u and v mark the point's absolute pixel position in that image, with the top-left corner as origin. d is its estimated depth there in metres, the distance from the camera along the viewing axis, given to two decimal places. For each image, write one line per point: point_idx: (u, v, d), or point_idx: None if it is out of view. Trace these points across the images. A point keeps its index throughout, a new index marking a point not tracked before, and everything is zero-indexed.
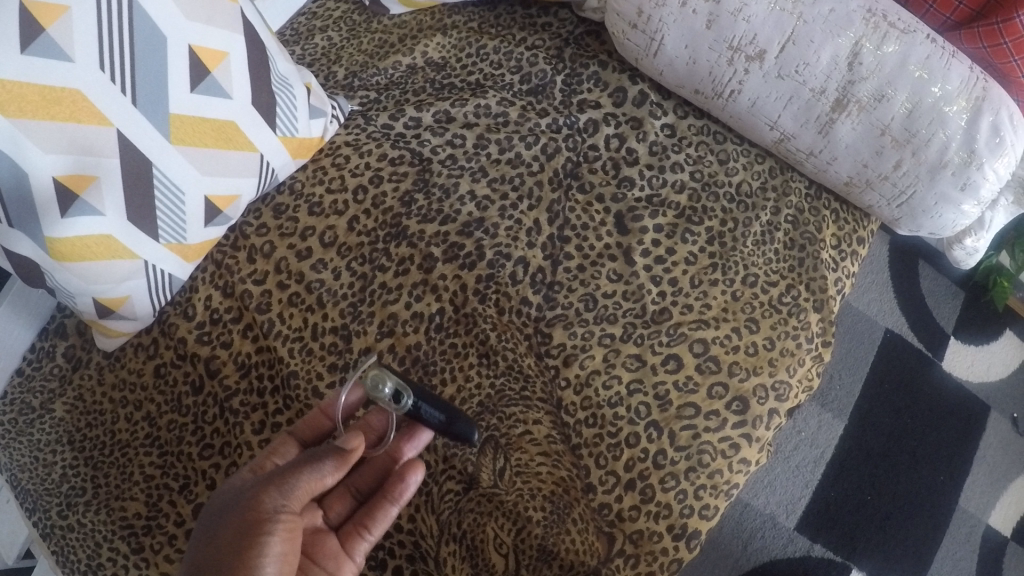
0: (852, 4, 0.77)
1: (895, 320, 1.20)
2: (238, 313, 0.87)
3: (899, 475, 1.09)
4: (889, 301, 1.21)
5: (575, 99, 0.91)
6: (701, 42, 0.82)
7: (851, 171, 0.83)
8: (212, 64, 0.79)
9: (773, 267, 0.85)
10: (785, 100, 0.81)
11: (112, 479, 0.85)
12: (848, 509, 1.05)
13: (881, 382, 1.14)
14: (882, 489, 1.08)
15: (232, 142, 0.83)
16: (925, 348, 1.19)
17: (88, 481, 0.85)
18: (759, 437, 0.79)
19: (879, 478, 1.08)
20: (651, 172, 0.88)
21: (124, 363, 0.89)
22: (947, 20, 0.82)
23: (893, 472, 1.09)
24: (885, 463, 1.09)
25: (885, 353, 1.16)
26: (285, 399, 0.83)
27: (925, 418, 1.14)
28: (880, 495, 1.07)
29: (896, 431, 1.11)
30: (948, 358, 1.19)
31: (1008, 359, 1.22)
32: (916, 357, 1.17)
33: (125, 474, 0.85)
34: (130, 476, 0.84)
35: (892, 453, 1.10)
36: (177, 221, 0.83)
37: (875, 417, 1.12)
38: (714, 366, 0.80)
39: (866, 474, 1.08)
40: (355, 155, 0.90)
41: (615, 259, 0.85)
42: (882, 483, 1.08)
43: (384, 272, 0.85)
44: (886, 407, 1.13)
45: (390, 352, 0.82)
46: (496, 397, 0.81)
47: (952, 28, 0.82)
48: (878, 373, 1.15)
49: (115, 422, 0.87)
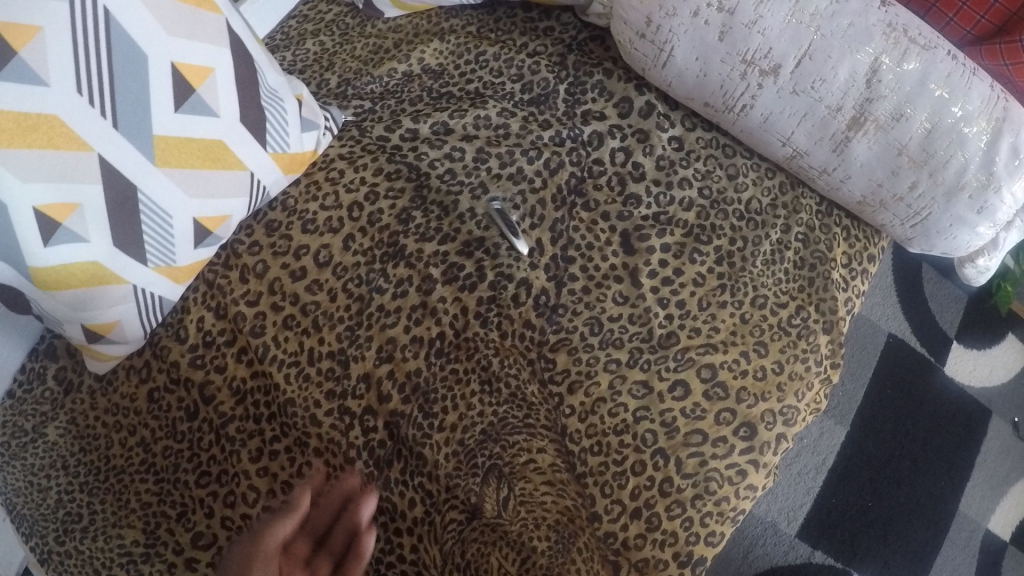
0: (872, 18, 0.73)
1: (897, 325, 1.22)
2: (232, 336, 0.84)
3: (900, 481, 1.12)
4: (892, 306, 1.23)
5: (578, 110, 0.89)
6: (713, 55, 0.78)
7: (865, 191, 0.80)
8: (196, 81, 0.75)
9: (782, 287, 0.84)
10: (800, 117, 0.78)
11: (108, 506, 0.83)
12: (849, 516, 1.08)
13: (884, 388, 1.16)
14: (882, 495, 1.10)
15: (220, 161, 0.79)
16: (927, 354, 1.21)
17: (84, 507, 0.83)
18: (766, 462, 0.78)
19: (879, 484, 1.11)
20: (658, 188, 0.86)
21: (117, 388, 0.86)
22: (966, 35, 0.79)
23: (893, 479, 1.11)
24: (886, 469, 1.12)
25: (886, 359, 1.19)
26: (282, 427, 0.81)
27: (926, 423, 1.16)
28: (880, 500, 1.10)
29: (897, 438, 1.14)
30: (950, 363, 1.21)
31: (1010, 361, 1.24)
32: (919, 363, 1.20)
33: (122, 502, 0.83)
34: (126, 504, 0.83)
35: (893, 460, 1.12)
36: (165, 244, 0.79)
37: (877, 423, 1.14)
38: (722, 392, 0.79)
39: (867, 480, 1.10)
40: (350, 169, 0.88)
41: (620, 280, 0.83)
42: (882, 490, 1.10)
43: (382, 294, 0.83)
44: (887, 414, 1.15)
45: (389, 379, 0.80)
46: (499, 425, 0.79)
47: (972, 43, 0.79)
48: (880, 379, 1.17)
49: (110, 447, 0.85)
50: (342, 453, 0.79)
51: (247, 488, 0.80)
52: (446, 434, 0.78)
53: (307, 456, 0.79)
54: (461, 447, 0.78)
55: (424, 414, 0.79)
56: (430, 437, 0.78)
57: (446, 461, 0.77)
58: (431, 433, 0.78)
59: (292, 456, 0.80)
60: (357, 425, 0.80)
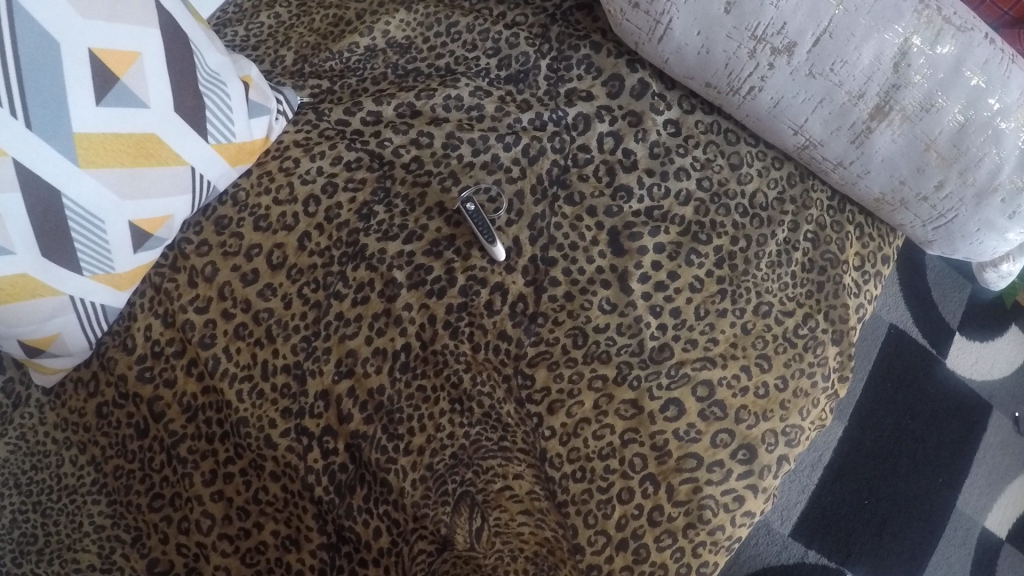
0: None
1: (899, 315, 1.14)
2: (182, 346, 0.77)
3: (898, 478, 1.04)
4: (893, 295, 1.15)
5: (562, 89, 0.79)
6: (718, 30, 0.69)
7: (885, 188, 0.73)
8: (120, 69, 0.66)
9: (789, 292, 0.75)
10: (816, 103, 0.70)
11: (62, 528, 0.76)
12: (845, 514, 1.01)
13: (884, 381, 1.09)
14: (881, 493, 1.03)
15: (155, 157, 0.70)
16: (928, 346, 1.12)
17: (39, 528, 0.76)
18: (766, 487, 0.71)
19: (876, 481, 1.03)
20: (651, 179, 0.76)
21: (65, 402, 0.80)
22: (1005, 15, 0.73)
23: (891, 475, 1.04)
24: (884, 464, 1.04)
25: (888, 351, 1.11)
26: (236, 447, 0.75)
27: (927, 417, 1.08)
28: (878, 498, 1.03)
29: (896, 432, 1.06)
30: (951, 356, 1.13)
31: (1012, 354, 1.16)
32: (920, 356, 1.11)
33: (75, 524, 0.77)
34: (80, 526, 0.77)
35: (892, 456, 1.05)
36: (101, 251, 0.71)
37: (876, 418, 1.07)
38: (720, 411, 0.71)
39: (865, 477, 1.03)
40: (306, 158, 0.79)
41: (607, 285, 0.74)
42: (880, 487, 1.03)
43: (341, 300, 0.75)
44: (885, 408, 1.07)
45: (349, 397, 0.73)
46: (471, 448, 0.71)
47: (1011, 26, 0.73)
48: (881, 372, 1.09)
49: (62, 465, 0.79)
50: (301, 478, 0.73)
51: (202, 514, 0.73)
52: (413, 458, 0.71)
53: (264, 480, 0.74)
54: (429, 472, 0.71)
55: (388, 435, 0.72)
56: (396, 461, 0.71)
57: (413, 489, 0.70)
58: (396, 457, 0.71)
59: (248, 479, 0.74)
60: (316, 447, 0.73)
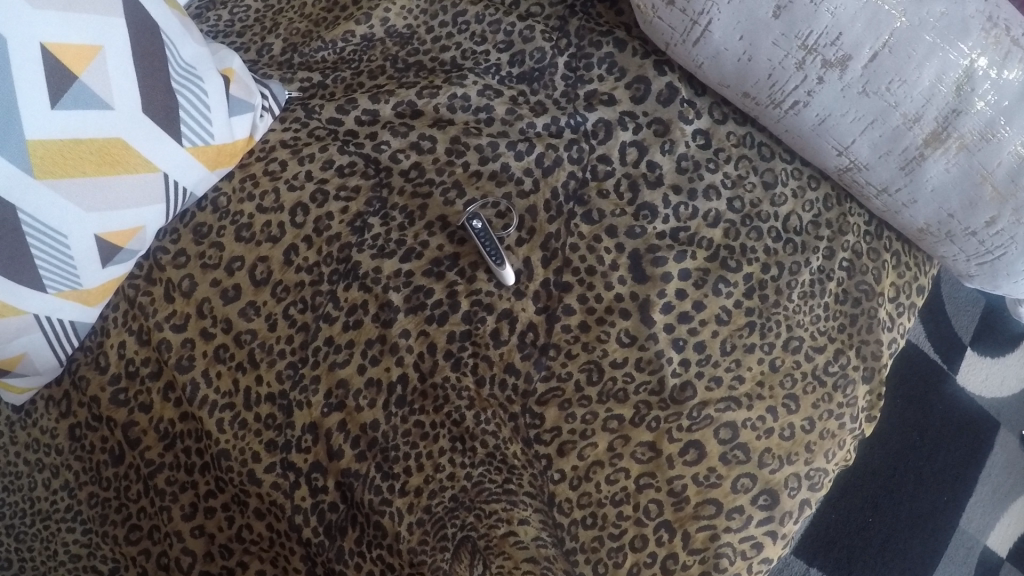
0: (970, 7, 0.58)
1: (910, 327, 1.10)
2: (158, 367, 0.70)
3: (903, 496, 1.01)
4: None
5: (581, 91, 0.73)
6: (764, 35, 0.62)
7: (930, 219, 0.67)
8: (79, 66, 0.57)
9: (820, 326, 0.70)
10: (865, 124, 0.63)
11: (36, 555, 0.72)
12: (849, 531, 0.98)
13: (892, 396, 1.05)
14: (885, 510, 1.00)
15: (123, 163, 0.62)
16: (939, 360, 1.08)
17: (11, 553, 0.72)
18: (785, 535, 0.65)
19: (880, 499, 1.00)
20: (678, 196, 0.70)
21: (36, 421, 0.73)
22: None
23: (895, 493, 1.01)
24: (888, 482, 1.01)
25: (898, 365, 1.07)
26: (217, 480, 0.69)
27: (935, 434, 1.05)
28: (882, 516, 0.99)
29: (903, 449, 1.03)
30: (962, 371, 1.09)
31: None
32: (929, 370, 1.07)
33: (49, 552, 0.72)
34: (54, 555, 0.71)
35: (897, 473, 1.02)
36: (66, 267, 0.63)
37: (883, 435, 1.03)
38: (743, 455, 0.65)
39: (868, 494, 1.00)
40: (294, 161, 0.72)
41: (627, 315, 0.68)
42: (884, 504, 1.00)
43: (331, 324, 0.69)
44: (892, 425, 1.04)
45: (339, 431, 0.66)
46: (473, 491, 0.66)
47: None
48: (890, 387, 1.06)
49: (34, 488, 0.73)
50: (287, 519, 0.66)
51: (182, 551, 0.67)
52: (410, 500, 0.65)
53: (247, 518, 0.68)
54: (427, 516, 0.65)
55: (383, 474, 0.66)
56: (390, 503, 0.65)
57: (409, 533, 0.64)
58: (391, 499, 0.65)
59: (231, 515, 0.68)
60: (304, 484, 0.66)
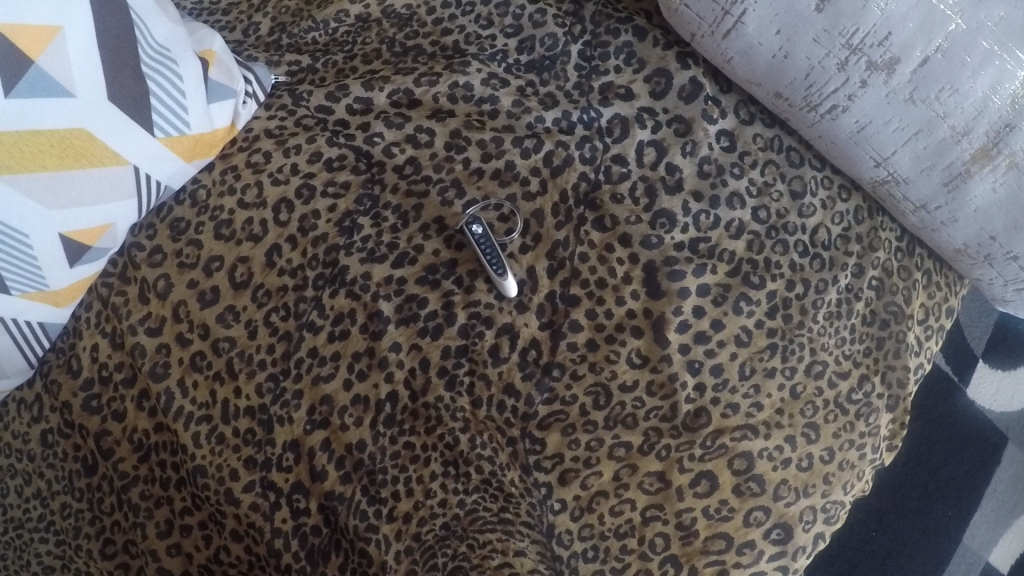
0: None
1: None
2: (132, 373, 0.65)
3: (909, 511, 0.96)
4: None
5: (596, 82, 0.67)
6: (805, 31, 0.56)
7: (970, 240, 0.61)
8: (35, 49, 0.51)
9: (845, 350, 0.64)
10: (909, 134, 0.57)
11: (9, 564, 0.65)
12: (850, 545, 0.94)
13: None
14: (889, 524, 0.95)
15: (88, 156, 0.56)
16: (951, 373, 1.02)
17: None
18: (796, 570, 0.60)
19: (885, 512, 0.96)
20: (699, 204, 0.64)
21: (7, 424, 0.67)
22: None
23: (901, 507, 0.96)
24: (893, 495, 0.97)
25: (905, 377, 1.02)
26: (194, 497, 0.64)
27: (943, 448, 0.99)
28: (886, 530, 0.95)
29: (907, 463, 0.98)
30: (973, 384, 1.02)
31: None
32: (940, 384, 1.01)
33: (23, 563, 0.65)
34: (27, 567, 0.65)
35: (902, 487, 0.97)
36: (30, 268, 0.57)
37: None
38: (758, 487, 0.60)
39: (873, 507, 0.96)
40: (279, 152, 0.67)
41: (639, 333, 0.63)
42: (889, 518, 0.95)
43: (315, 333, 0.63)
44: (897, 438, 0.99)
45: (323, 451, 0.61)
46: (466, 519, 0.60)
47: None
48: None
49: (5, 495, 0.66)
50: (265, 542, 0.61)
51: (157, 571, 0.63)
52: (398, 526, 0.60)
53: (225, 539, 0.63)
54: (416, 544, 0.60)
55: (369, 499, 0.60)
56: (377, 530, 0.60)
57: (396, 563, 0.59)
58: (378, 525, 0.60)
59: (208, 534, 0.64)
60: (284, 505, 0.61)
